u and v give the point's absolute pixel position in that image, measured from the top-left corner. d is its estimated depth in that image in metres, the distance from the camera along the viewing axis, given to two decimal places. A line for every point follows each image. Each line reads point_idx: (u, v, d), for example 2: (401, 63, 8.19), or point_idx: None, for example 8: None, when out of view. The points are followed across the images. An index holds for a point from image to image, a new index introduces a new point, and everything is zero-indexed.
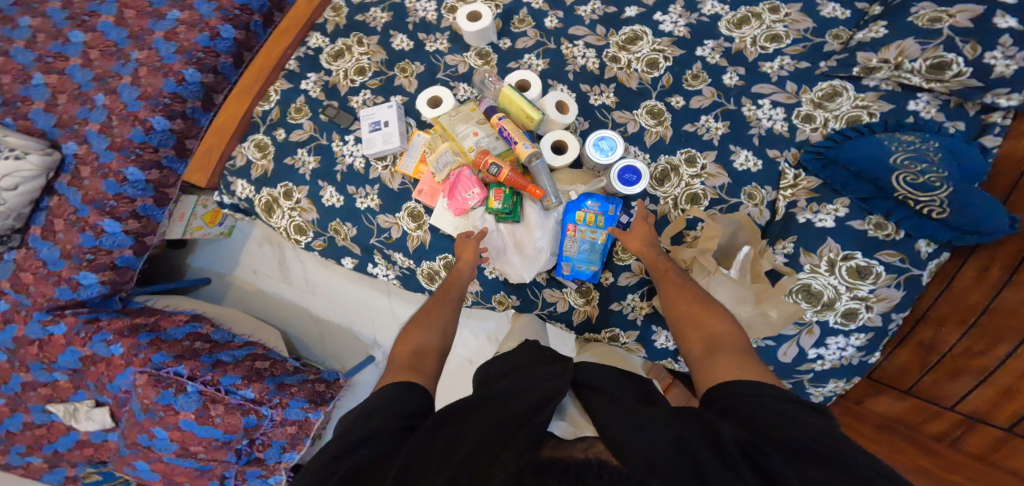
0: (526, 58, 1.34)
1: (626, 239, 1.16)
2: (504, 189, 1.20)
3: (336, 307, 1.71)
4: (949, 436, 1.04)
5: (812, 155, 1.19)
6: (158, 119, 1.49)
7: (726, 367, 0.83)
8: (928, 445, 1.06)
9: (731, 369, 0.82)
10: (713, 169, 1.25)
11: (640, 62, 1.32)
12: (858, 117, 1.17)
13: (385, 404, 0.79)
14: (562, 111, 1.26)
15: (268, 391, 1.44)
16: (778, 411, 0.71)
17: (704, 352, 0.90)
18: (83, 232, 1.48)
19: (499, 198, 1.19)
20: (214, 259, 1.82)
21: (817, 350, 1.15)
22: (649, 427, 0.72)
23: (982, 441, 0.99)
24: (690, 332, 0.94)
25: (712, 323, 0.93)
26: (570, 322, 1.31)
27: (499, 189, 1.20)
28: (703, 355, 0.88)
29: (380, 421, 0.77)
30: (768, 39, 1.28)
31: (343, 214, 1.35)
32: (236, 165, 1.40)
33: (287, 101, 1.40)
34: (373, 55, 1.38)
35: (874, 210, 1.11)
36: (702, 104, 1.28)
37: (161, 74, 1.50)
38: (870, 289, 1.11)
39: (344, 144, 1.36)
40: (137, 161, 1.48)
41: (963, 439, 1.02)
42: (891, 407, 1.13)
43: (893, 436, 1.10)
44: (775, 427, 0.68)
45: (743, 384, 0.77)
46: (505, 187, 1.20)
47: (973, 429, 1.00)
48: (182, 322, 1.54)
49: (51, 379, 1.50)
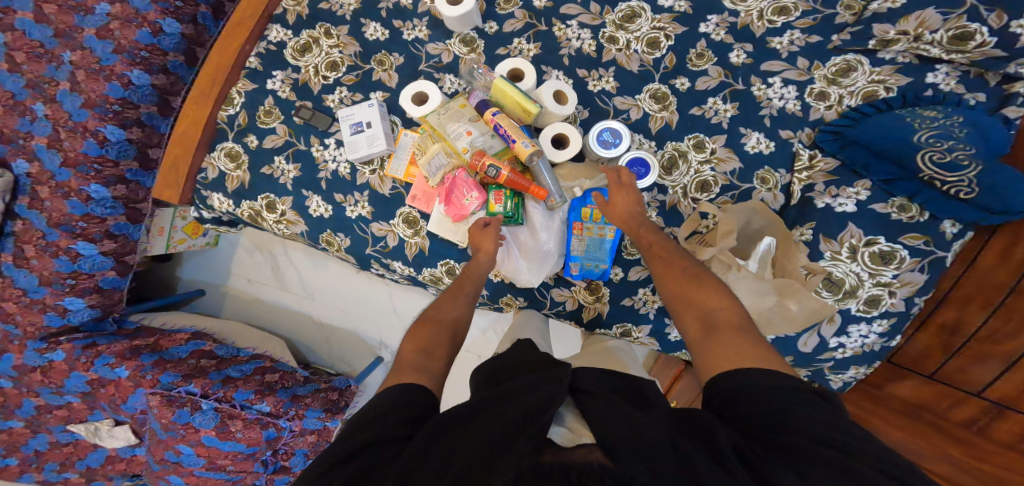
0: (516, 43, 1.24)
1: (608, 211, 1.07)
2: (504, 191, 1.13)
3: (336, 311, 1.69)
4: (974, 423, 1.09)
5: (828, 135, 1.11)
6: (111, 129, 1.36)
7: (726, 353, 0.76)
8: (957, 434, 1.12)
9: (733, 355, 0.75)
10: (723, 153, 1.17)
11: (640, 42, 1.21)
12: (875, 92, 1.09)
13: (385, 411, 0.73)
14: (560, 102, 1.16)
15: (283, 403, 1.40)
16: (796, 406, 0.64)
17: (700, 331, 0.83)
18: (59, 257, 1.39)
19: (500, 201, 1.12)
20: (205, 271, 1.77)
21: (838, 338, 1.14)
22: (646, 427, 0.65)
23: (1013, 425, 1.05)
24: (680, 310, 0.87)
25: (705, 298, 0.86)
26: (579, 319, 1.26)
27: (499, 191, 1.13)
28: (699, 337, 0.81)
29: (381, 431, 0.70)
30: (776, 12, 1.16)
31: (334, 224, 1.27)
32: (208, 177, 1.30)
33: (253, 104, 1.29)
34: (345, 47, 1.28)
35: (897, 192, 1.05)
36: (709, 85, 1.19)
37: (102, 78, 1.35)
38: (893, 274, 1.07)
39: (324, 148, 1.26)
40: (97, 177, 1.37)
41: (991, 423, 1.08)
42: (915, 391, 1.15)
43: (921, 423, 1.15)
44: (784, 427, 0.63)
45: (746, 372, 0.71)
46: (505, 189, 1.13)
47: (1001, 414, 1.05)
48: (183, 341, 1.50)
49: (65, 401, 1.46)
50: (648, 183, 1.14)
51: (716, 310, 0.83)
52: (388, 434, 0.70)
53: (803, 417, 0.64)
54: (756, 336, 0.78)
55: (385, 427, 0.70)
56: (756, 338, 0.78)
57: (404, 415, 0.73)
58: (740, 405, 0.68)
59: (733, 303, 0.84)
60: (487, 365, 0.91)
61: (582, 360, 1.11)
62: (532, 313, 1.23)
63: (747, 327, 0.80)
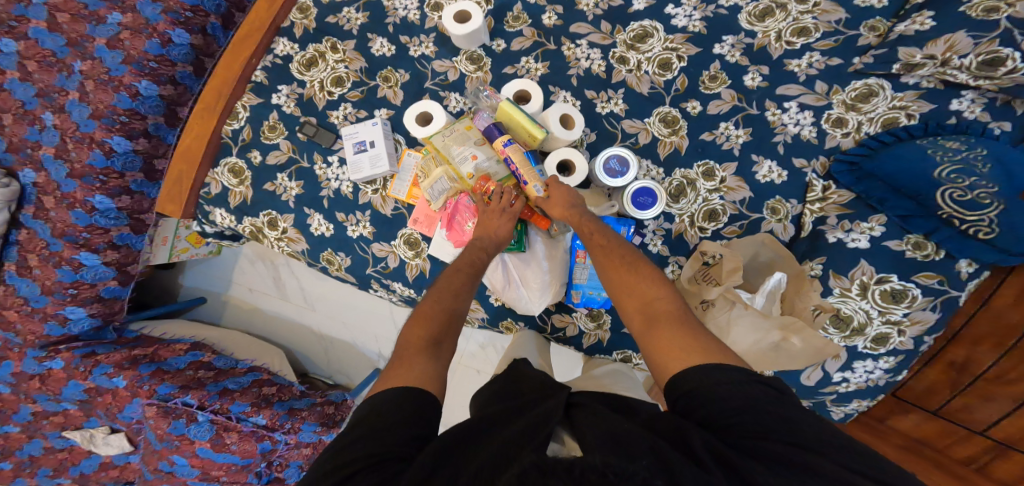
0: (524, 62, 1.21)
1: (546, 207, 1.05)
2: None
3: (336, 323, 1.68)
4: (976, 462, 0.99)
5: (843, 165, 1.07)
6: (117, 140, 1.36)
7: (671, 345, 0.73)
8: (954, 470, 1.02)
9: (679, 350, 0.72)
10: (733, 182, 1.14)
11: (651, 63, 1.18)
12: (895, 119, 1.04)
13: (392, 421, 0.70)
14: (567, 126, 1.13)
15: (279, 416, 1.40)
16: (775, 410, 0.62)
17: (642, 324, 0.80)
18: (61, 267, 1.39)
19: None
20: (207, 280, 1.78)
21: (842, 373, 1.10)
22: (632, 434, 0.65)
23: (1015, 469, 0.93)
24: (621, 302, 0.85)
25: (644, 288, 0.83)
26: (579, 345, 1.24)
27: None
28: (643, 329, 0.79)
29: (387, 441, 0.68)
30: (795, 33, 1.12)
31: (335, 243, 1.27)
32: (211, 192, 1.30)
33: (258, 119, 1.28)
34: (351, 62, 1.26)
35: (913, 229, 1.01)
36: (721, 109, 1.15)
37: (111, 89, 1.34)
38: (904, 313, 1.03)
39: (327, 167, 1.25)
40: (103, 188, 1.37)
41: (992, 465, 0.97)
42: (917, 425, 1.08)
43: (918, 457, 1.06)
44: (757, 440, 0.60)
45: (701, 367, 0.68)
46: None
47: (1005, 455, 0.95)
48: (182, 351, 1.50)
49: (61, 409, 1.46)
50: (654, 214, 1.11)
51: (656, 300, 0.81)
52: (387, 448, 0.67)
53: (777, 429, 0.60)
54: (695, 322, 0.77)
55: (383, 439, 0.68)
56: (696, 325, 0.77)
57: (398, 414, 0.71)
58: (705, 407, 0.65)
59: (670, 290, 0.83)
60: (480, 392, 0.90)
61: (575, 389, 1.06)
62: (530, 335, 1.20)
63: (684, 314, 0.79)
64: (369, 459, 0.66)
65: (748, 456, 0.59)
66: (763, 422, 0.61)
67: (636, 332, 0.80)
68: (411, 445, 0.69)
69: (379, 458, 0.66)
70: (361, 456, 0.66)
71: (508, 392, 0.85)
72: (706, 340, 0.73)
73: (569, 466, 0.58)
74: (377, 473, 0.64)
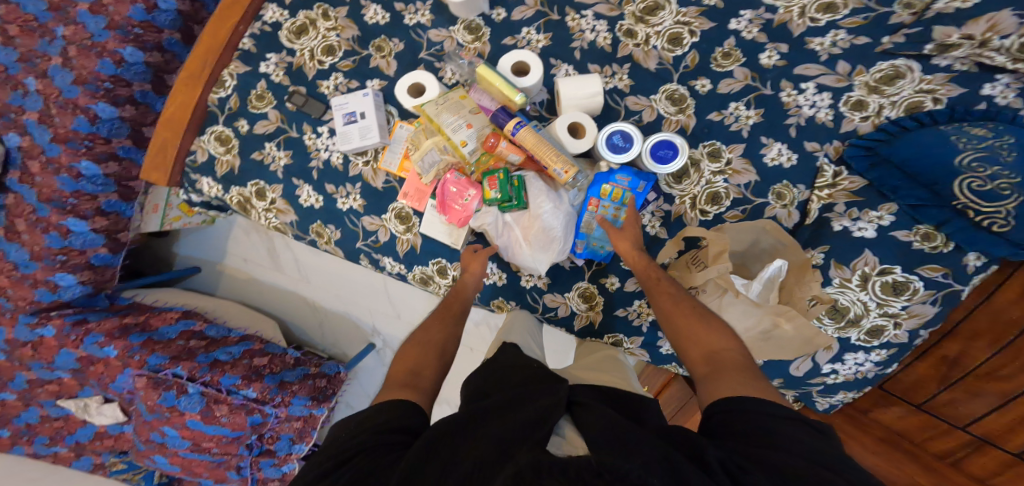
0: (524, 33, 1.16)
1: (614, 237, 1.04)
2: (498, 176, 1.07)
3: (330, 296, 1.67)
4: (952, 455, 0.98)
5: (858, 150, 1.02)
6: (102, 106, 1.37)
7: (730, 383, 0.73)
8: (929, 462, 1.02)
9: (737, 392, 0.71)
10: (740, 164, 1.10)
11: (660, 38, 1.13)
12: (920, 103, 0.99)
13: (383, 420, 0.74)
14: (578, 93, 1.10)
15: (269, 390, 1.41)
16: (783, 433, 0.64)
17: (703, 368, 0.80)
18: (49, 233, 1.40)
19: (495, 187, 1.07)
20: (202, 249, 1.77)
21: (832, 365, 1.07)
22: (638, 440, 0.64)
23: (988, 463, 0.93)
24: (683, 344, 0.84)
25: (713, 337, 0.81)
26: (571, 326, 1.21)
27: (493, 177, 1.07)
28: (704, 371, 0.78)
29: (379, 433, 0.72)
30: (821, 8, 1.06)
31: (324, 215, 1.25)
32: (197, 160, 1.29)
33: (245, 87, 1.26)
34: (342, 31, 1.22)
35: (923, 219, 0.96)
36: (733, 88, 1.10)
37: (94, 54, 1.35)
38: (902, 306, 0.99)
39: (317, 137, 1.23)
40: (88, 153, 1.38)
41: (969, 458, 0.96)
42: (899, 417, 1.06)
43: (895, 448, 1.06)
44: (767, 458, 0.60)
45: (750, 400, 0.69)
46: (499, 173, 1.07)
47: (980, 450, 0.94)
48: (174, 320, 1.49)
49: (55, 377, 1.48)
50: (675, 168, 1.05)
51: (723, 350, 0.79)
52: (379, 439, 0.71)
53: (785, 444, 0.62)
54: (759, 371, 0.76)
55: (374, 428, 0.72)
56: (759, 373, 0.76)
57: (386, 418, 0.74)
58: (748, 425, 0.66)
59: (734, 338, 0.82)
60: (471, 382, 0.89)
61: (576, 373, 1.03)
62: (523, 314, 1.18)
63: (751, 367, 0.77)
64: (360, 447, 0.70)
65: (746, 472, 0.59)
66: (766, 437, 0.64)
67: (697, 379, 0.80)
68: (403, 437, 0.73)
69: (370, 444, 0.70)
70: (354, 443, 0.71)
71: (506, 379, 0.84)
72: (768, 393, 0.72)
73: (563, 466, 0.57)
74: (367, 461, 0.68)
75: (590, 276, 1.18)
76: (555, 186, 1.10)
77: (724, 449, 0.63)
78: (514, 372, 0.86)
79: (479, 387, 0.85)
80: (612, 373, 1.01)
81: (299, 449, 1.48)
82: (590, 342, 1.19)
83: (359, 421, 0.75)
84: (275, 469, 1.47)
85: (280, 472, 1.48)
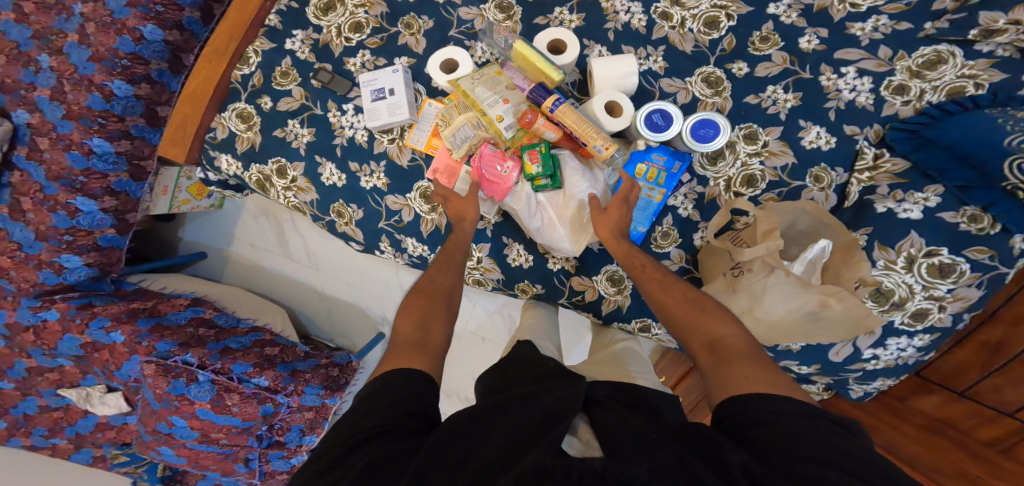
0: (557, 12, 1.16)
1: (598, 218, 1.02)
2: (540, 150, 1.06)
3: (340, 284, 1.63)
4: (1000, 441, 0.98)
5: (900, 133, 1.01)
6: (118, 84, 1.34)
7: (737, 376, 0.71)
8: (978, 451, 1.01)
9: (745, 379, 0.70)
10: (777, 147, 1.09)
11: (696, 21, 1.13)
12: (962, 88, 0.98)
13: (390, 400, 0.70)
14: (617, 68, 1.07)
15: (282, 378, 1.36)
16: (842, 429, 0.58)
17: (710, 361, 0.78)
18: (56, 212, 1.36)
19: (536, 161, 1.05)
20: (209, 234, 1.73)
21: (873, 350, 1.02)
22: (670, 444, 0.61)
23: None
24: (687, 338, 0.83)
25: (714, 325, 0.81)
26: (598, 311, 1.18)
27: (534, 150, 1.06)
28: (708, 359, 0.77)
29: (389, 415, 0.68)
30: None
31: (346, 194, 1.23)
32: (217, 137, 1.27)
33: (270, 64, 1.24)
34: (371, 7, 1.21)
35: (971, 201, 0.94)
36: (771, 71, 1.10)
37: (113, 32, 1.32)
38: (948, 288, 0.96)
39: (342, 114, 1.21)
40: (101, 131, 1.35)
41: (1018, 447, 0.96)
42: (937, 406, 1.05)
43: (942, 438, 1.04)
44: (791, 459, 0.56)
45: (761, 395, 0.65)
46: (540, 146, 1.06)
47: None
48: (182, 307, 1.45)
49: (57, 365, 1.42)
50: (715, 147, 1.04)
51: (726, 337, 0.79)
52: (393, 423, 0.67)
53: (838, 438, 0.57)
54: (767, 361, 0.74)
55: (381, 412, 0.68)
56: (767, 362, 0.74)
57: (391, 403, 0.69)
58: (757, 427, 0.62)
59: (740, 329, 0.81)
60: (485, 378, 0.84)
61: (587, 369, 1.01)
62: (542, 309, 1.17)
63: (757, 355, 0.75)
64: (367, 437, 0.65)
65: (774, 470, 0.55)
66: (788, 425, 0.60)
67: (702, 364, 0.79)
68: (414, 419, 0.69)
69: (376, 433, 0.66)
70: (356, 432, 0.66)
71: (518, 377, 0.79)
72: (780, 379, 0.69)
73: (567, 470, 0.56)
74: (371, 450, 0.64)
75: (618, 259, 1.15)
76: (590, 165, 1.10)
77: (742, 448, 0.60)
78: (530, 365, 0.82)
79: (494, 381, 0.81)
80: (625, 365, 0.97)
81: (310, 441, 1.44)
82: (604, 331, 1.18)
83: (364, 404, 0.70)
84: (284, 461, 1.43)
85: (289, 465, 1.44)
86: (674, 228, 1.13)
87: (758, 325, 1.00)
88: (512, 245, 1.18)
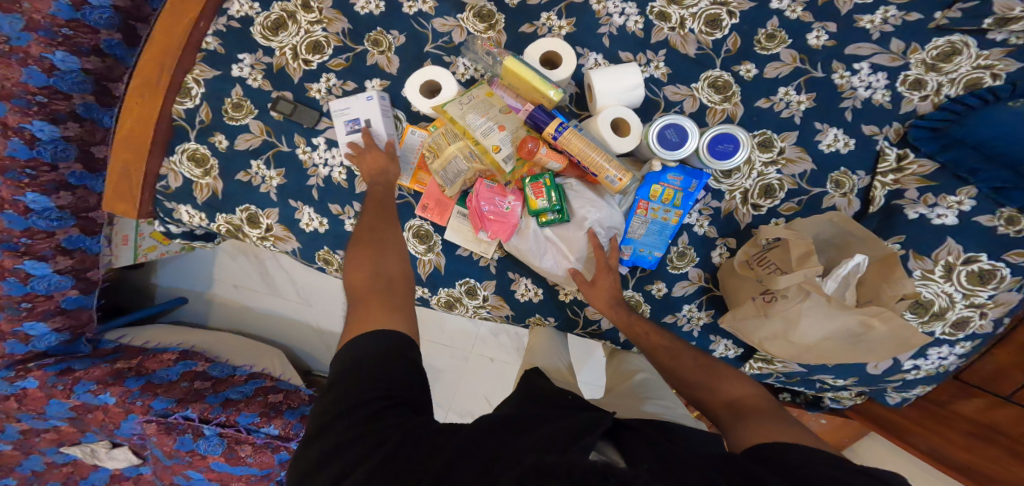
0: (544, 18, 1.02)
1: (589, 293, 0.96)
2: (544, 182, 0.95)
3: (335, 316, 1.54)
4: None
5: (924, 131, 0.92)
6: (39, 125, 1.14)
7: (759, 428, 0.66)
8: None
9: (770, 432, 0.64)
10: (793, 153, 0.99)
11: (697, 20, 1.00)
12: (980, 80, 0.89)
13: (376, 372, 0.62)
14: (619, 78, 0.94)
15: (292, 425, 1.30)
16: None
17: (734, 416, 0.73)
18: (5, 279, 1.19)
19: (542, 195, 0.94)
20: (186, 278, 1.61)
21: (913, 360, 0.99)
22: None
23: None
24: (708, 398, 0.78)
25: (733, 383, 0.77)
26: (616, 338, 1.11)
27: (538, 183, 0.95)
28: (728, 416, 0.73)
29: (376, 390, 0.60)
30: None
31: (332, 240, 1.10)
32: (170, 186, 1.11)
33: (218, 95, 1.07)
34: (329, 24, 1.05)
35: (1008, 202, 0.87)
36: (780, 72, 0.99)
37: (16, 62, 1.09)
38: (989, 295, 0.91)
39: (313, 150, 1.07)
40: (34, 184, 1.16)
41: None
42: (981, 409, 1.01)
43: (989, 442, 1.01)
44: None
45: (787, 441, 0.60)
46: (545, 178, 0.95)
47: None
48: (172, 362, 1.36)
49: (51, 425, 1.32)
50: (735, 163, 0.95)
51: (746, 394, 0.74)
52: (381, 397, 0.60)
53: None
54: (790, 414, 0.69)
55: (368, 389, 0.60)
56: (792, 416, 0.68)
57: (377, 377, 0.61)
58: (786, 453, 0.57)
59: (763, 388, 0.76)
60: None
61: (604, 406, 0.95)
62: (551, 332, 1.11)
63: (779, 410, 0.71)
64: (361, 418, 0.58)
65: None
66: None
67: (724, 425, 0.72)
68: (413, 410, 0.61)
69: (377, 420, 0.57)
70: (346, 411, 0.59)
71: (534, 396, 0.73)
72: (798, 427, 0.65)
73: (570, 468, 0.49)
74: (367, 445, 0.56)
75: (634, 284, 1.08)
76: (600, 192, 0.99)
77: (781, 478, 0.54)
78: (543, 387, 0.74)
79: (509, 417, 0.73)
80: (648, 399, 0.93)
81: None
82: (623, 356, 1.10)
83: (356, 380, 0.61)
84: None
85: None
86: (691, 247, 1.05)
87: (793, 348, 0.92)
88: (519, 280, 1.09)
